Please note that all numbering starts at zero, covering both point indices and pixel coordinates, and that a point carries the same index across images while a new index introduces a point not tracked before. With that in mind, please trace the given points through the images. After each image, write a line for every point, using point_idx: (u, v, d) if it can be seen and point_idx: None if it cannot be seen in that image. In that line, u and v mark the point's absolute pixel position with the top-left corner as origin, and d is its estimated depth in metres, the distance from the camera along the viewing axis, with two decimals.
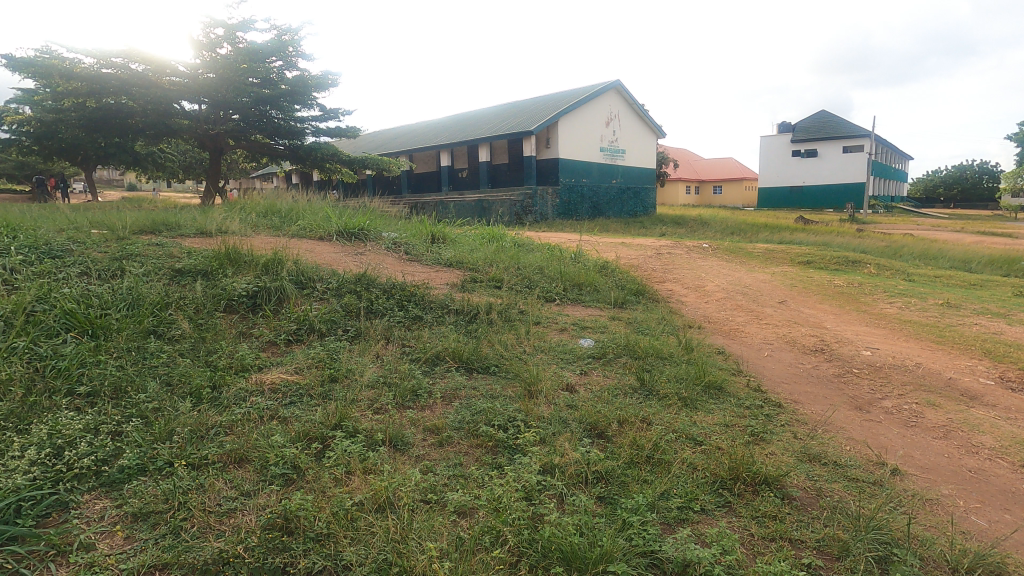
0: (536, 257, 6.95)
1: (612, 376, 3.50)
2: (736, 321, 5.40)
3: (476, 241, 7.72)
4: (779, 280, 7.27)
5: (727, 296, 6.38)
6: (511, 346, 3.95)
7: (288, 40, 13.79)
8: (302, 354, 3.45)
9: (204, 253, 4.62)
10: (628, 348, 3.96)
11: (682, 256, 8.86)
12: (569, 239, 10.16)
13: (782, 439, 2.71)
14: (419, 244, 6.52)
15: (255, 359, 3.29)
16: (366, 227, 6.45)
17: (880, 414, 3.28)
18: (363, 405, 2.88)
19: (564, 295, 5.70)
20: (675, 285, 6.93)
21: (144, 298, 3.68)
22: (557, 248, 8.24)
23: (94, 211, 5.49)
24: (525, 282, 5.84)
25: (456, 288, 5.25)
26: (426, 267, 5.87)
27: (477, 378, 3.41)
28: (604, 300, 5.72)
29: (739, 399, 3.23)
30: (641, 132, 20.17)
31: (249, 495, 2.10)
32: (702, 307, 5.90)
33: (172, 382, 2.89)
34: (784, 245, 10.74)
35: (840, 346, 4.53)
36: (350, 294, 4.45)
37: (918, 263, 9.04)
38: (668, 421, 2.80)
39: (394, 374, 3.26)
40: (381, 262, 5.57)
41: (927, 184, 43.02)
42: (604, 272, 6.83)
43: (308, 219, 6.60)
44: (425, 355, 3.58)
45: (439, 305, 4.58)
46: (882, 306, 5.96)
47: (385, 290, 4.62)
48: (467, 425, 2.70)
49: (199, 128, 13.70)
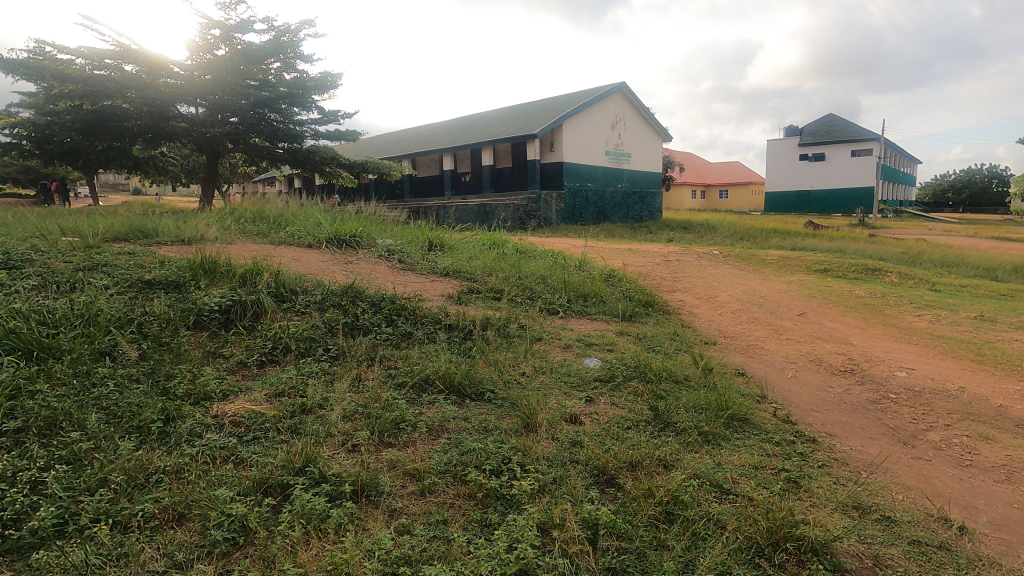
0: (538, 265, 6.58)
1: (622, 404, 3.12)
2: (754, 335, 5.02)
3: (475, 247, 7.36)
4: (796, 289, 6.88)
5: (742, 308, 5.97)
6: (509, 368, 3.58)
7: (287, 41, 13.52)
8: (273, 379, 3.09)
9: (178, 263, 4.27)
10: (641, 370, 3.58)
11: (692, 264, 8.49)
12: (573, 246, 9.77)
13: (823, 487, 2.32)
14: (414, 253, 6.15)
15: (219, 385, 2.94)
16: (358, 235, 6.10)
17: (927, 450, 2.88)
18: (337, 443, 2.52)
19: (568, 307, 5.34)
20: (686, 295, 6.54)
21: (103, 314, 3.33)
22: (561, 255, 7.88)
23: (66, 216, 5.17)
24: (526, 293, 5.46)
25: (452, 299, 4.89)
26: (420, 276, 5.49)
27: (469, 407, 3.03)
28: (610, 313, 5.33)
29: (767, 433, 2.84)
30: (646, 135, 19.84)
31: (182, 569, 1.72)
32: (716, 320, 5.52)
33: (119, 415, 2.52)
34: (797, 252, 10.34)
35: (871, 366, 4.12)
36: (334, 307, 4.09)
37: (939, 270, 8.65)
38: (688, 463, 2.40)
39: (374, 402, 2.90)
40: (373, 273, 5.21)
41: (936, 188, 42.43)
42: (611, 282, 6.45)
43: (298, 224, 6.27)
44: (412, 380, 3.20)
45: (434, 320, 4.22)
46: (911, 320, 5.53)
47: (373, 303, 4.26)
48: (454, 468, 2.33)
49: (196, 131, 13.47)
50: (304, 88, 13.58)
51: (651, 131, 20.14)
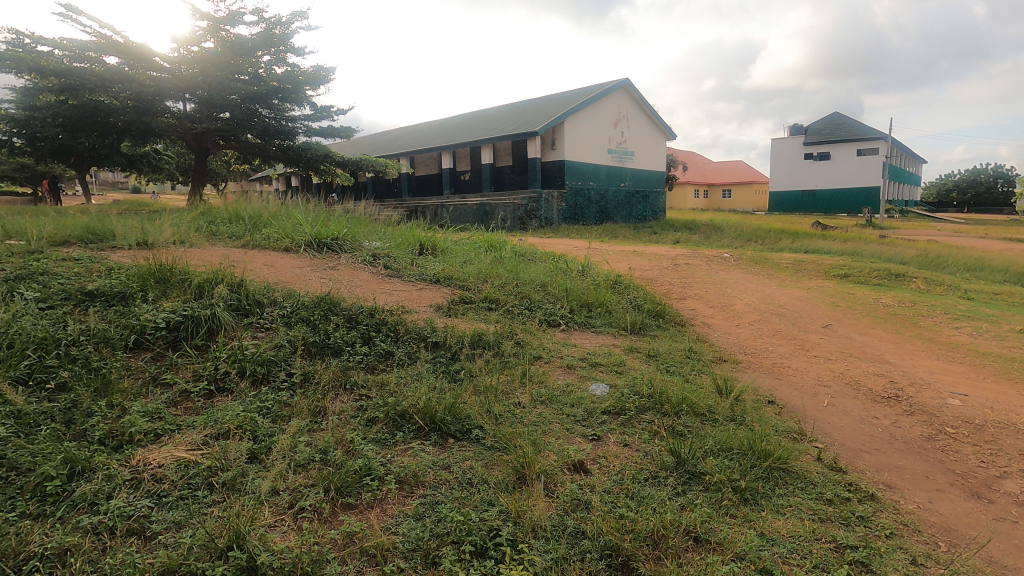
0: (537, 270, 6.07)
1: (636, 446, 2.60)
2: (777, 352, 4.50)
3: (471, 250, 6.85)
4: (818, 297, 6.35)
5: (761, 319, 5.45)
6: (501, 397, 3.07)
7: (278, 34, 13.05)
8: (217, 415, 2.59)
9: (128, 271, 3.76)
10: (656, 399, 3.06)
11: (702, 268, 7.98)
12: (575, 249, 9.25)
13: (896, 570, 1.82)
14: (402, 257, 5.64)
15: (150, 426, 2.44)
16: (341, 237, 5.59)
17: (1009, 507, 2.35)
18: (283, 507, 2.02)
19: (570, 319, 4.82)
20: (698, 304, 6.01)
21: (22, 333, 2.83)
22: (562, 258, 7.36)
23: (17, 217, 4.68)
24: (525, 302, 4.95)
25: (440, 312, 4.38)
26: (407, 284, 4.97)
27: (453, 450, 2.52)
28: (617, 326, 4.82)
29: (813, 485, 2.32)
30: (650, 133, 19.31)
31: None
32: (733, 333, 5.01)
33: (10, 469, 2.02)
34: (811, 255, 9.81)
35: (918, 392, 3.58)
36: (303, 323, 3.58)
37: (965, 275, 8.11)
38: (724, 538, 1.90)
39: (335, 448, 2.39)
40: (353, 280, 4.70)
41: (942, 188, 41.85)
42: (617, 288, 5.94)
43: (275, 226, 5.76)
44: (386, 415, 2.69)
45: (418, 337, 3.71)
46: (949, 333, 4.99)
47: (349, 317, 3.75)
48: (426, 546, 1.83)
49: (184, 127, 12.98)
50: (296, 83, 13.08)
51: (655, 129, 19.61)
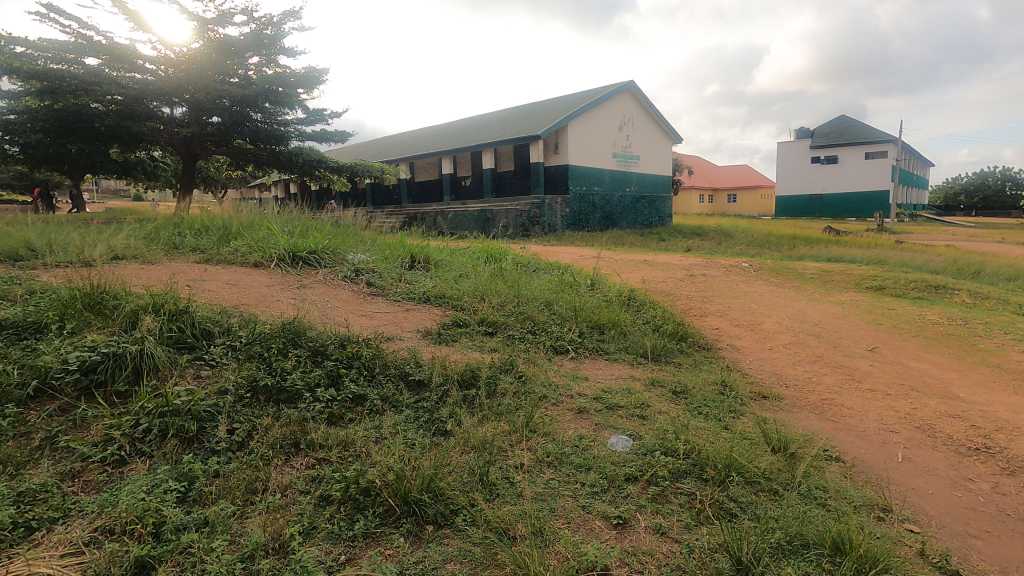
0: (541, 284, 5.42)
1: (676, 538, 1.96)
2: (824, 384, 3.83)
3: (467, 262, 6.21)
4: (855, 314, 5.68)
5: (797, 341, 4.78)
6: (497, 459, 2.43)
7: (269, 35, 12.50)
8: (118, 497, 1.94)
9: (52, 294, 3.12)
10: (695, 461, 2.40)
11: (720, 279, 7.32)
12: (582, 259, 8.61)
13: None
14: (388, 272, 5.00)
15: (19, 519, 1.81)
16: (320, 250, 4.96)
17: None
18: None
19: (580, 344, 4.18)
20: (721, 322, 5.35)
21: None
22: (568, 270, 6.71)
23: None
24: (528, 325, 4.31)
25: (428, 339, 3.74)
26: (392, 304, 4.33)
27: (429, 547, 1.88)
28: (634, 352, 4.17)
29: None
30: (656, 137, 18.70)
31: None
32: (767, 360, 4.35)
33: None
34: (834, 264, 9.13)
35: (1011, 442, 2.92)
36: (257, 359, 2.92)
37: (1004, 287, 7.43)
38: None
39: (267, 554, 1.75)
40: (329, 302, 4.07)
41: (949, 192, 41.15)
42: (631, 306, 5.28)
43: (247, 237, 5.13)
44: (345, 493, 2.05)
45: (398, 375, 3.06)
46: (1018, 359, 4.32)
47: (316, 350, 3.10)
48: None
49: (171, 133, 12.44)
50: (287, 85, 12.51)
51: (661, 133, 19.00)
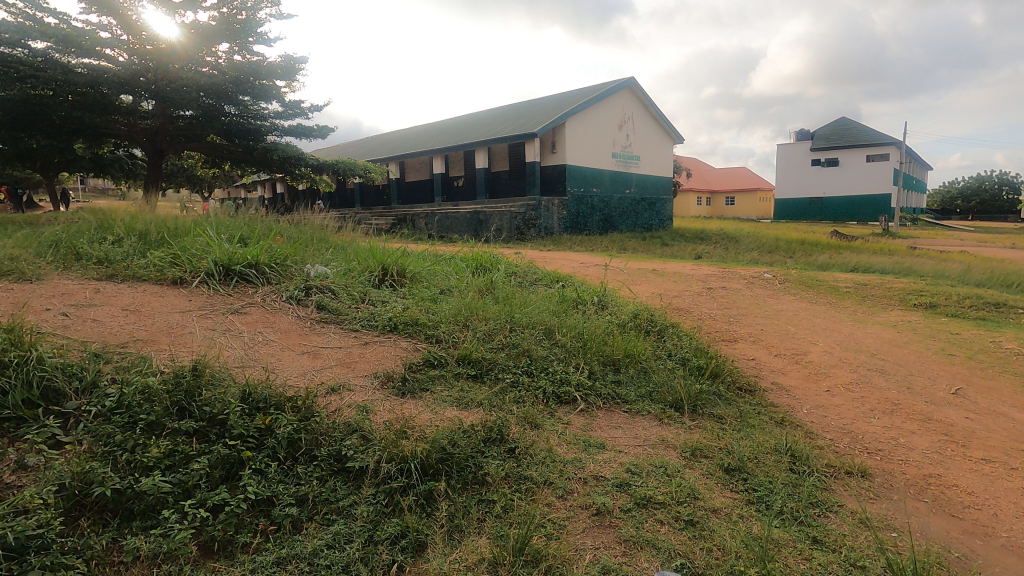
0: (539, 302, 4.44)
1: None
2: (919, 449, 2.87)
3: (449, 274, 5.22)
4: (914, 340, 4.72)
5: (859, 381, 3.81)
6: None
7: (243, 22, 11.47)
8: None
9: None
10: None
11: (743, 293, 6.36)
12: (583, 268, 7.63)
13: None
14: (349, 290, 4.01)
15: None
16: (262, 263, 3.94)
17: None
18: None
19: (591, 389, 3.19)
20: (759, 352, 4.37)
21: None
22: (569, 283, 5.72)
23: None
24: (523, 362, 3.32)
25: (387, 390, 2.75)
26: (346, 336, 3.33)
27: None
28: (662, 402, 3.19)
29: None
30: (657, 136, 17.79)
31: None
32: (831, 408, 3.38)
33: None
34: (859, 274, 8.20)
35: None
36: (109, 440, 1.91)
37: None
38: None
39: None
40: (261, 334, 3.07)
41: (947, 196, 40.47)
42: (650, 332, 4.30)
43: (173, 245, 4.11)
44: None
45: (330, 457, 2.09)
46: None
47: (212, 420, 2.10)
48: None
49: (135, 126, 11.33)
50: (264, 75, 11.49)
51: (661, 132, 18.08)
